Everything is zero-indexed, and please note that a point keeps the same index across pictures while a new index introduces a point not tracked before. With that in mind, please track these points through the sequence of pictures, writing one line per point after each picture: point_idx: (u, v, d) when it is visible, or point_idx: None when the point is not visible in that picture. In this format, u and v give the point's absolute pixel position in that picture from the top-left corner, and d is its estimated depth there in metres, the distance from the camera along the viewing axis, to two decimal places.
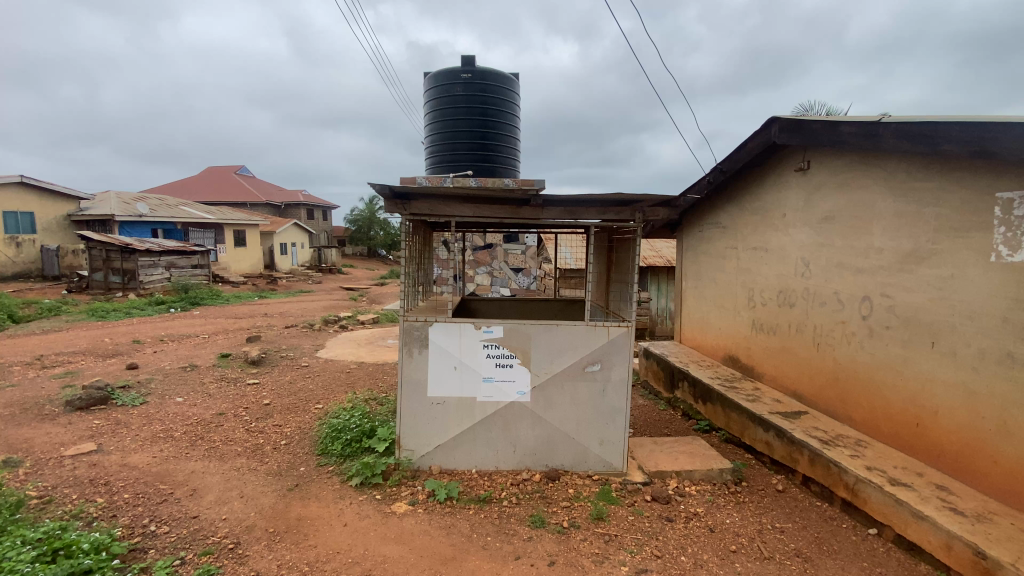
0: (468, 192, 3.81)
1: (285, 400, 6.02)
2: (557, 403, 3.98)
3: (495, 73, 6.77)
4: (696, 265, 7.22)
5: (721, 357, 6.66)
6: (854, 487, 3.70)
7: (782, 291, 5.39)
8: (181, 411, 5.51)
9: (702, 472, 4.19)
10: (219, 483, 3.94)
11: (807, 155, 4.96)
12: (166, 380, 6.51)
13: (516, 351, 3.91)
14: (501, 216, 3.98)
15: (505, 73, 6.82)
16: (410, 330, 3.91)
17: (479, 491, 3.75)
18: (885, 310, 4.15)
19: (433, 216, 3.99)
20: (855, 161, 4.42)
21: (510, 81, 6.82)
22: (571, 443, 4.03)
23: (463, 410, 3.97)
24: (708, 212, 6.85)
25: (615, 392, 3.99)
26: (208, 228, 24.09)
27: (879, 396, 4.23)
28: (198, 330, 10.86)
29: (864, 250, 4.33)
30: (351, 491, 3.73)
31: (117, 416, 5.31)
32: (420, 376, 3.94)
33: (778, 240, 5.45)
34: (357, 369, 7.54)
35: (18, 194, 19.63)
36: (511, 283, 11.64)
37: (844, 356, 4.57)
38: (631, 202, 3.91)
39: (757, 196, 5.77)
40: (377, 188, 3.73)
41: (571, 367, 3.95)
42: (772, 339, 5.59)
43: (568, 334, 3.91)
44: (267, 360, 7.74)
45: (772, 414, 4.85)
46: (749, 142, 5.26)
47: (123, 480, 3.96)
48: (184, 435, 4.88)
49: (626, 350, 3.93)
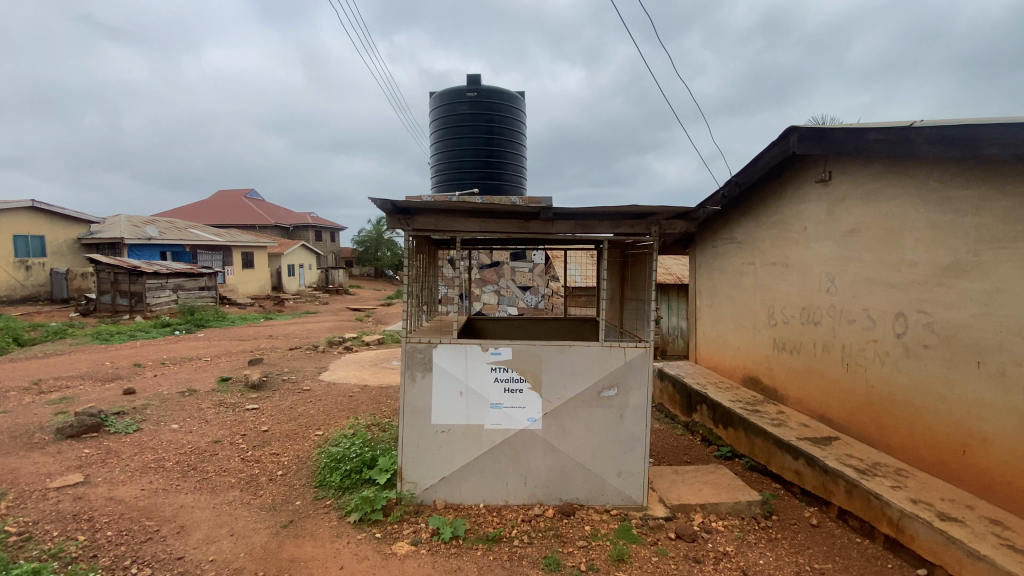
0: (474, 207, 3.60)
1: (285, 427, 5.75)
2: (571, 431, 3.70)
3: (498, 93, 6.62)
4: (711, 282, 6.95)
5: (740, 378, 6.35)
6: (899, 523, 3.37)
7: (805, 307, 5.11)
8: (175, 439, 5.26)
9: (729, 506, 3.87)
10: (209, 519, 3.67)
11: (828, 165, 4.72)
12: (162, 406, 6.27)
13: (525, 375, 3.66)
14: (510, 231, 3.75)
15: (508, 91, 6.66)
16: (412, 352, 3.67)
17: (488, 529, 3.45)
18: (922, 327, 3.86)
19: (438, 232, 3.76)
20: (879, 170, 4.19)
21: (515, 99, 6.68)
22: (587, 474, 3.73)
23: (470, 439, 3.69)
24: (723, 227, 6.60)
25: (633, 419, 3.71)
26: (218, 250, 24.22)
27: (918, 421, 3.91)
28: (201, 353, 10.67)
29: (895, 263, 4.06)
30: (349, 528, 3.45)
31: (108, 445, 5.07)
32: (424, 402, 3.68)
33: (799, 255, 5.19)
34: (360, 393, 7.27)
35: (30, 218, 19.85)
36: (518, 302, 11.34)
37: (878, 377, 4.26)
38: (646, 214, 3.67)
39: (775, 209, 5.53)
40: (376, 203, 3.54)
41: (586, 392, 3.68)
42: (795, 359, 5.28)
43: (582, 356, 3.66)
44: (268, 384, 7.49)
45: (800, 441, 4.52)
46: (766, 152, 5.02)
47: (107, 515, 3.70)
48: (176, 465, 4.63)
49: (644, 373, 3.68)
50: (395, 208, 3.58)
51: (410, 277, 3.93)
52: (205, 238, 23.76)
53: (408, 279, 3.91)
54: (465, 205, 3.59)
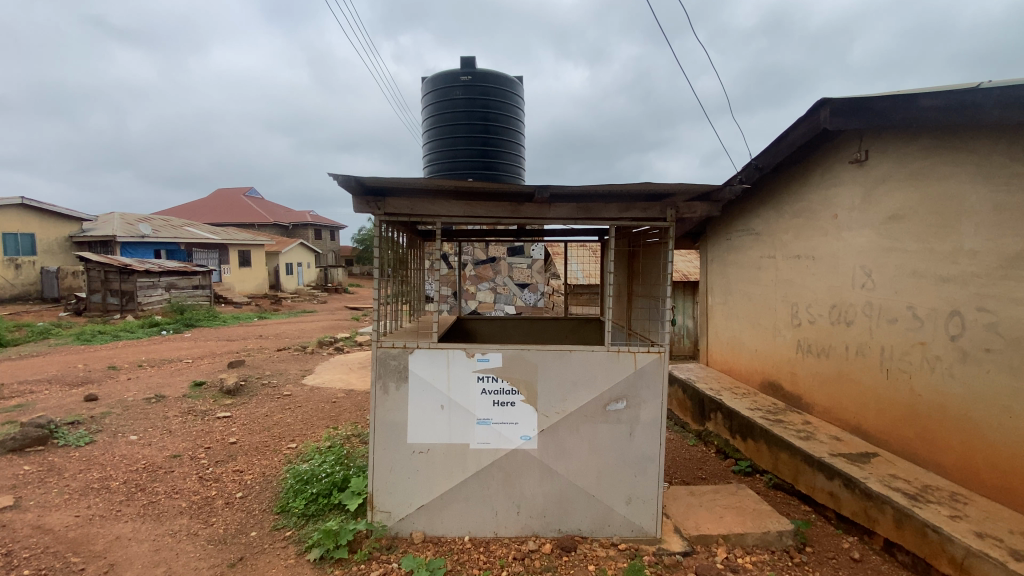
0: (457, 185, 2.99)
1: (255, 439, 5.20)
2: (572, 451, 3.14)
3: (494, 78, 6.05)
4: (725, 278, 6.39)
5: (758, 383, 5.79)
6: (965, 564, 2.80)
7: (835, 305, 4.54)
8: (130, 455, 4.72)
9: (756, 537, 3.31)
10: (145, 555, 3.12)
11: (864, 143, 4.15)
12: (123, 415, 5.73)
13: (518, 385, 3.10)
14: (500, 216, 3.17)
15: (504, 78, 6.09)
16: (385, 359, 3.11)
17: (472, 570, 2.89)
18: (983, 328, 3.30)
19: (414, 218, 3.14)
20: (930, 147, 3.62)
21: (512, 84, 6.11)
22: (590, 501, 3.17)
23: (453, 461, 3.13)
24: (739, 217, 6.03)
25: (645, 436, 3.16)
26: (214, 249, 23.74)
27: (977, 437, 3.35)
28: (182, 355, 10.13)
29: (949, 254, 3.50)
30: (306, 570, 2.89)
31: (52, 460, 4.53)
32: (398, 418, 3.12)
33: (828, 247, 4.61)
34: (344, 399, 6.70)
35: (19, 215, 19.35)
36: (516, 300, 10.76)
37: (926, 385, 3.70)
38: (662, 193, 3.08)
39: (799, 195, 4.96)
40: (336, 178, 2.89)
41: (589, 405, 3.12)
42: (823, 363, 4.72)
43: (584, 363, 3.11)
44: (245, 389, 6.95)
45: (834, 458, 3.96)
46: (792, 131, 4.45)
47: (29, 549, 3.15)
48: (123, 486, 4.08)
49: (658, 383, 3.13)
50: (362, 186, 2.97)
51: (380, 273, 3.32)
52: (198, 235, 23.24)
53: (377, 275, 3.30)
54: (446, 182, 2.96)
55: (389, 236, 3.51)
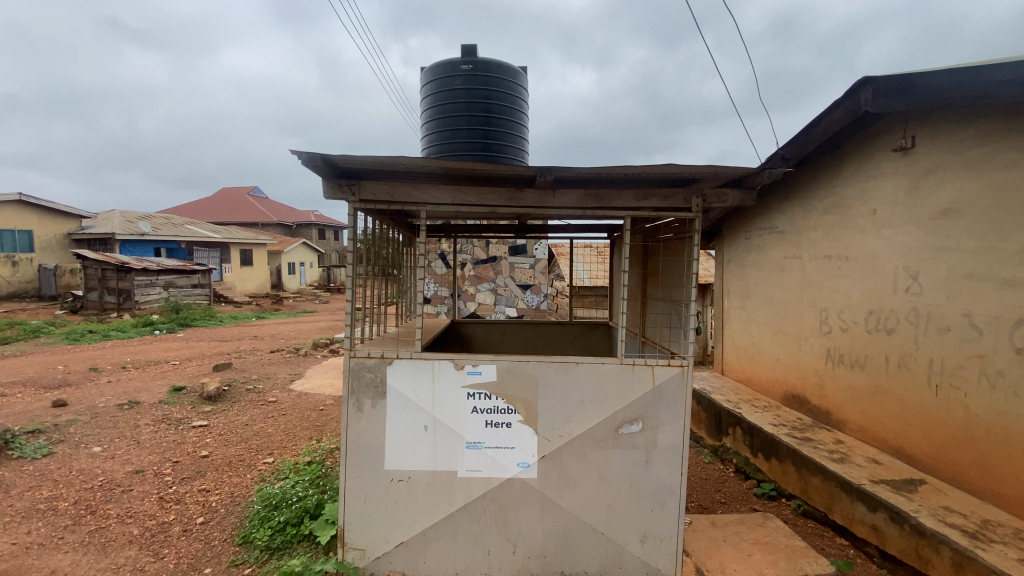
0: (444, 167, 2.52)
1: (229, 451, 4.76)
2: (578, 481, 2.67)
3: (501, 66, 5.39)
4: (744, 281, 5.92)
5: (780, 395, 5.30)
6: None
7: (873, 312, 4.05)
8: (88, 469, 4.29)
9: None
10: None
11: (910, 128, 3.68)
12: (91, 424, 5.30)
13: (515, 403, 2.64)
14: (495, 204, 2.70)
15: (512, 69, 5.42)
16: (359, 371, 2.65)
17: None
18: None
19: (394, 206, 2.67)
20: (991, 130, 3.15)
21: (519, 74, 5.44)
22: (599, 540, 2.71)
23: (438, 491, 2.67)
24: (760, 214, 5.56)
25: (663, 464, 2.69)
26: (214, 245, 23.28)
27: None
28: (170, 356, 9.71)
29: (1015, 253, 3.01)
30: None
31: (2, 475, 4.11)
32: (374, 440, 2.66)
33: (865, 246, 4.13)
34: (332, 407, 6.26)
35: (17, 212, 19.09)
36: (518, 302, 10.29)
37: (985, 405, 3.21)
38: (686, 178, 2.61)
39: (830, 189, 4.48)
40: (300, 155, 2.42)
41: (598, 428, 2.65)
42: (857, 376, 4.23)
43: (593, 378, 2.64)
44: (227, 395, 6.51)
45: (875, 486, 3.48)
46: (826, 116, 3.97)
47: None
48: (72, 507, 3.65)
49: (679, 402, 2.67)
50: (332, 167, 2.51)
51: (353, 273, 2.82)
52: (198, 233, 22.90)
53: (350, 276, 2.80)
54: (431, 162, 2.48)
55: (367, 231, 3.01)
